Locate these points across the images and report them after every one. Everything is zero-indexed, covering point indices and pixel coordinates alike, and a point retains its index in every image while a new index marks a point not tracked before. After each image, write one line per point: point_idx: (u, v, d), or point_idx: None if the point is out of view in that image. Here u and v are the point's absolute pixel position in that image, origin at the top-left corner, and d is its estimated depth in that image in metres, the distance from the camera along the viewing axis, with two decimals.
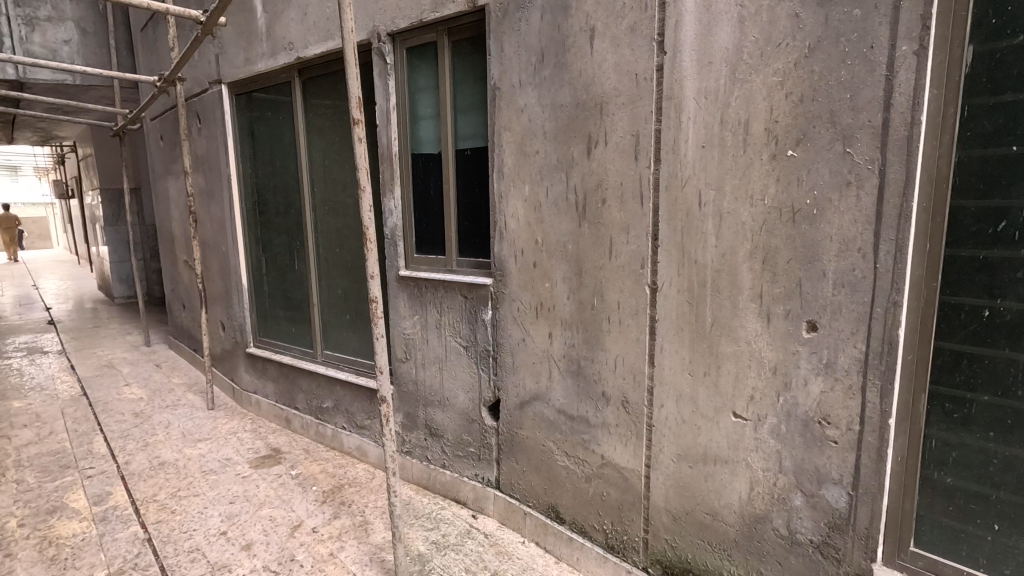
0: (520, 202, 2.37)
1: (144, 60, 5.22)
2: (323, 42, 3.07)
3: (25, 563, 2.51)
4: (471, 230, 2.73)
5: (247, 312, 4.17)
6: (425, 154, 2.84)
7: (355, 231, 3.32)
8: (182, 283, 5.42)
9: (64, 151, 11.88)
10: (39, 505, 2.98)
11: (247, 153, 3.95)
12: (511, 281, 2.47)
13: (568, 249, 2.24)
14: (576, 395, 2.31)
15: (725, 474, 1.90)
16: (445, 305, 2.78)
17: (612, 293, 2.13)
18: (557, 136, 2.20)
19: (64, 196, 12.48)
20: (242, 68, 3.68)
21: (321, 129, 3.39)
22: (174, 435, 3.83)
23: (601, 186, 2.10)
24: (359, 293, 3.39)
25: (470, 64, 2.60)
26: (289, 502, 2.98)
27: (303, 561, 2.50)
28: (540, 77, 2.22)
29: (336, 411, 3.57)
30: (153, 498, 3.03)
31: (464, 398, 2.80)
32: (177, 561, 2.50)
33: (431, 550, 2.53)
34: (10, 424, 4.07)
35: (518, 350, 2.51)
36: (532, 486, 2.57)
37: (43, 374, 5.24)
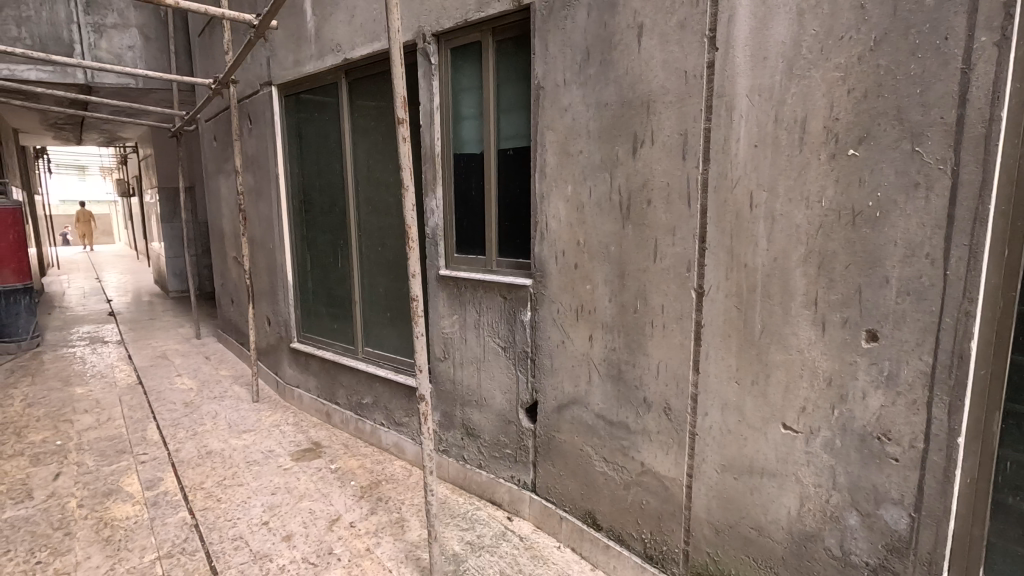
0: (562, 203, 2.34)
1: (200, 64, 5.45)
2: (370, 43, 3.12)
3: (83, 542, 2.64)
4: (512, 230, 2.72)
5: (292, 308, 4.28)
6: (467, 154, 2.84)
7: (396, 230, 3.35)
8: (230, 279, 5.61)
9: (127, 151, 12.59)
10: (97, 488, 3.13)
11: (294, 153, 4.05)
12: (551, 283, 2.44)
13: (610, 251, 2.20)
14: (616, 400, 2.26)
15: (773, 488, 1.82)
16: (484, 306, 2.78)
17: (656, 296, 2.07)
18: (601, 135, 2.16)
19: (126, 194, 13.22)
20: (291, 69, 3.78)
21: (365, 129, 3.44)
22: (221, 425, 3.97)
23: (646, 185, 2.04)
24: (399, 291, 3.42)
25: (513, 63, 2.59)
26: (328, 495, 3.04)
27: (341, 554, 2.53)
28: (585, 75, 2.18)
29: (374, 407, 3.62)
30: (200, 485, 3.14)
31: (502, 399, 2.79)
32: (222, 548, 2.58)
33: (466, 550, 2.53)
34: (73, 409, 4.30)
35: (557, 352, 2.47)
36: (568, 490, 2.53)
37: (102, 362, 5.54)
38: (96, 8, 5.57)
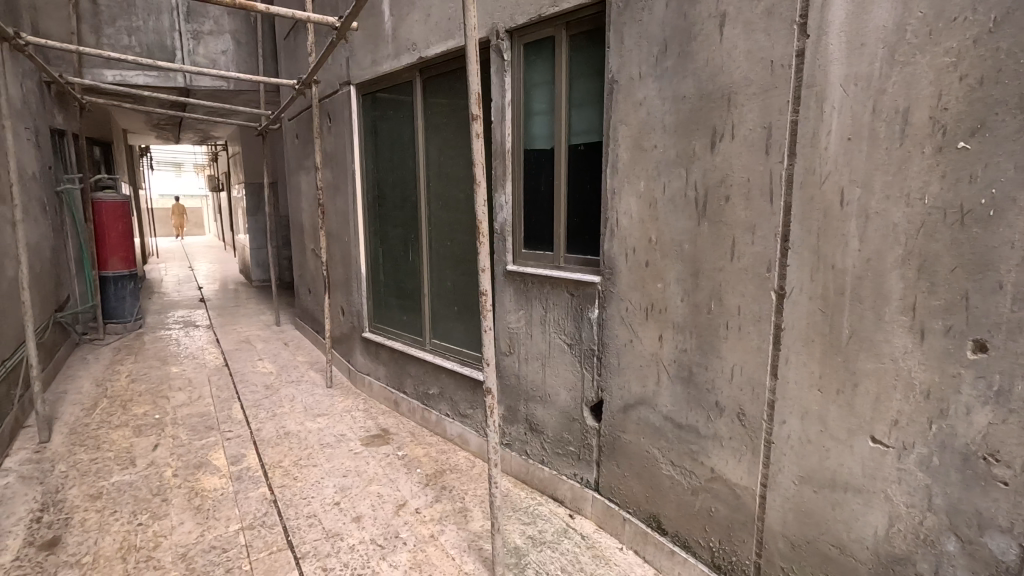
0: (634, 199, 2.29)
1: (284, 66, 5.77)
2: (444, 41, 3.18)
3: (177, 508, 2.87)
4: (581, 226, 2.69)
5: (365, 299, 4.46)
6: (538, 150, 2.84)
7: (465, 225, 3.41)
8: (308, 270, 5.91)
9: (217, 149, 13.56)
10: (189, 459, 3.40)
11: (369, 150, 4.21)
12: (621, 281, 2.39)
13: (684, 249, 2.13)
14: (686, 403, 2.20)
15: (858, 505, 1.70)
16: (551, 302, 2.77)
17: (731, 296, 1.99)
18: (677, 130, 2.09)
19: (215, 189, 14.25)
20: (369, 69, 3.93)
21: (437, 126, 3.52)
22: (297, 408, 4.20)
23: (725, 181, 1.96)
24: (467, 286, 3.48)
25: (586, 58, 2.57)
26: (395, 481, 3.15)
27: (406, 539, 2.62)
28: (662, 68, 2.12)
29: (440, 398, 3.70)
30: (279, 463, 3.34)
31: (567, 396, 2.77)
32: (298, 524, 2.73)
33: (527, 545, 2.54)
34: (169, 386, 4.69)
35: (624, 351, 2.43)
36: (633, 492, 2.48)
37: (194, 344, 6.00)
38: (195, 16, 6.01)
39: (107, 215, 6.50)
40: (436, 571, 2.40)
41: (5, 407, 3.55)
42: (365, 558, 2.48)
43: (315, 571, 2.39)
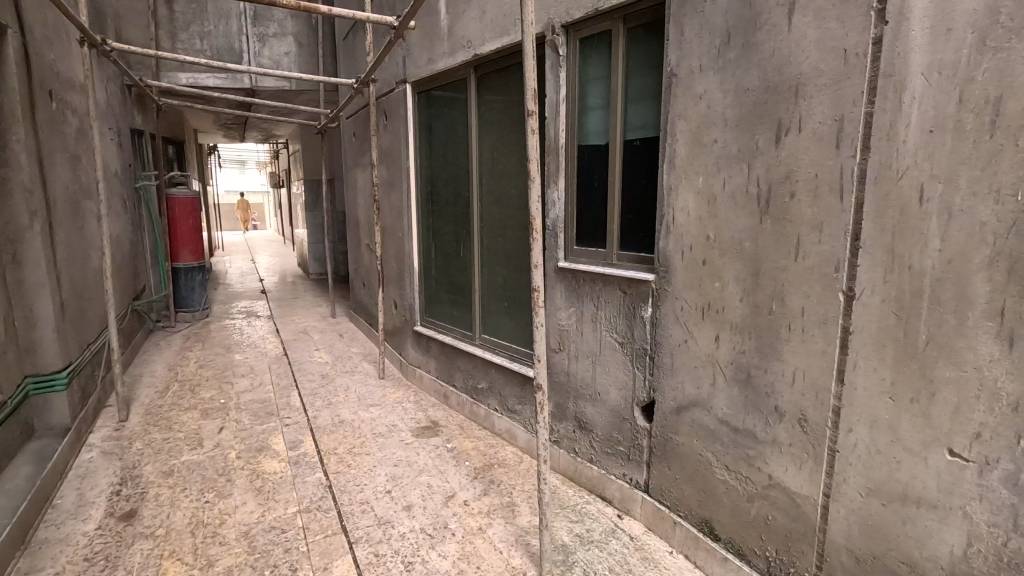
0: (691, 195, 2.23)
1: (343, 65, 5.94)
2: (499, 38, 3.19)
3: (241, 488, 3.03)
4: (635, 222, 2.65)
5: (417, 293, 4.55)
6: (592, 146, 2.81)
7: (516, 221, 3.42)
8: (363, 264, 6.09)
9: (279, 147, 14.17)
10: (251, 443, 3.57)
11: (423, 147, 4.28)
12: (676, 279, 2.34)
13: (744, 248, 2.06)
14: (743, 406, 2.13)
15: (932, 521, 1.60)
16: (603, 299, 2.74)
17: (795, 297, 1.91)
18: (740, 124, 2.02)
19: (277, 185, 14.91)
20: (424, 67, 3.99)
21: (490, 122, 3.54)
22: (351, 398, 4.33)
23: (790, 177, 1.88)
24: (517, 282, 3.49)
25: (644, 51, 2.51)
26: (444, 472, 3.20)
27: (455, 530, 2.66)
28: (725, 59, 2.05)
29: (489, 392, 3.74)
30: (334, 451, 3.46)
31: (617, 395, 2.74)
32: (352, 510, 2.82)
33: (575, 543, 2.53)
34: (233, 373, 4.94)
35: (679, 351, 2.37)
36: (684, 495, 2.43)
37: (256, 334, 6.29)
38: (261, 19, 6.28)
39: (178, 210, 6.89)
40: (484, 563, 2.43)
41: (89, 387, 3.84)
42: (414, 546, 2.54)
43: (367, 556, 2.46)
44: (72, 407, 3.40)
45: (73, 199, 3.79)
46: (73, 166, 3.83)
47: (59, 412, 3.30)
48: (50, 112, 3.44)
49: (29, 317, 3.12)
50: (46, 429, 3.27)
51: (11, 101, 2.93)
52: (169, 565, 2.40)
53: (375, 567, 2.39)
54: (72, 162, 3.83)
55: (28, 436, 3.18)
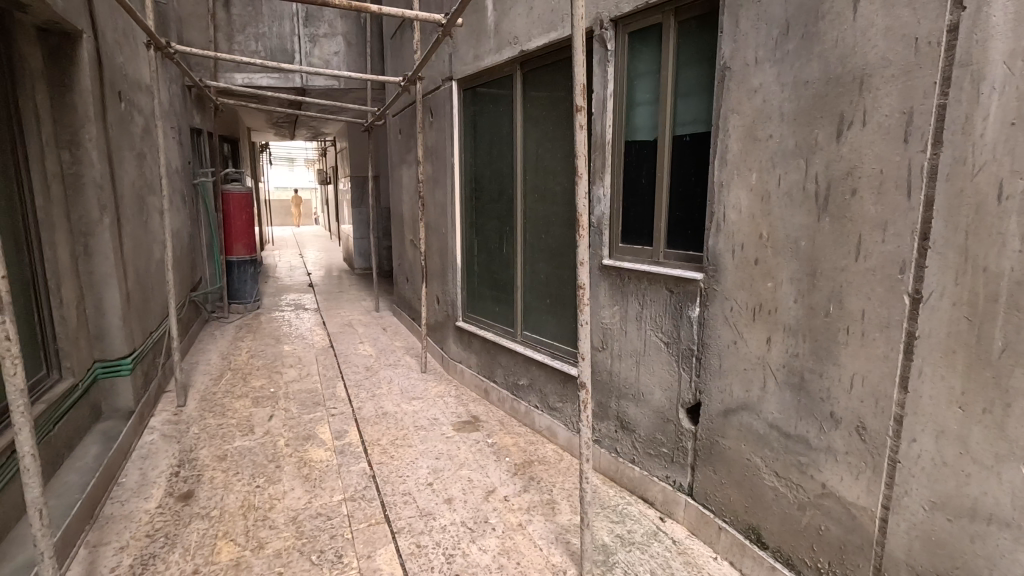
0: (744, 192, 2.16)
1: (391, 63, 6.04)
2: (546, 34, 3.18)
3: (289, 475, 3.13)
4: (683, 220, 2.59)
5: (460, 289, 4.60)
6: (640, 141, 2.77)
7: (561, 217, 3.39)
8: (407, 259, 6.19)
9: (326, 145, 14.57)
10: (299, 431, 3.69)
11: (468, 144, 4.31)
12: (726, 279, 2.28)
13: (800, 247, 1.98)
14: (796, 410, 2.05)
15: (1005, 540, 1.51)
16: (648, 298, 2.69)
17: (855, 299, 1.82)
18: (798, 118, 1.94)
19: (324, 181, 15.35)
20: (471, 64, 4.01)
21: (536, 118, 3.52)
22: (394, 390, 4.42)
23: (852, 173, 1.80)
24: (560, 279, 3.47)
25: (696, 44, 2.45)
26: (485, 467, 3.22)
27: (495, 525, 2.67)
28: (783, 51, 1.98)
29: (530, 389, 3.73)
30: (377, 442, 3.53)
31: (662, 396, 2.69)
32: (394, 500, 2.88)
33: (615, 543, 2.50)
34: (282, 363, 5.11)
35: (727, 353, 2.31)
36: (730, 500, 2.36)
37: (304, 326, 6.49)
38: (313, 20, 6.46)
39: (233, 205, 7.18)
40: (525, 559, 2.43)
41: (151, 372, 4.06)
42: (455, 539, 2.57)
43: (409, 546, 2.51)
44: (136, 391, 3.60)
45: (139, 194, 4.00)
46: (139, 163, 4.04)
47: (124, 396, 3.50)
48: (119, 112, 3.64)
49: (98, 306, 3.32)
50: (112, 411, 3.47)
51: (84, 102, 3.11)
52: (223, 545, 2.51)
53: (416, 557, 2.43)
54: (138, 159, 4.04)
55: (97, 417, 3.38)
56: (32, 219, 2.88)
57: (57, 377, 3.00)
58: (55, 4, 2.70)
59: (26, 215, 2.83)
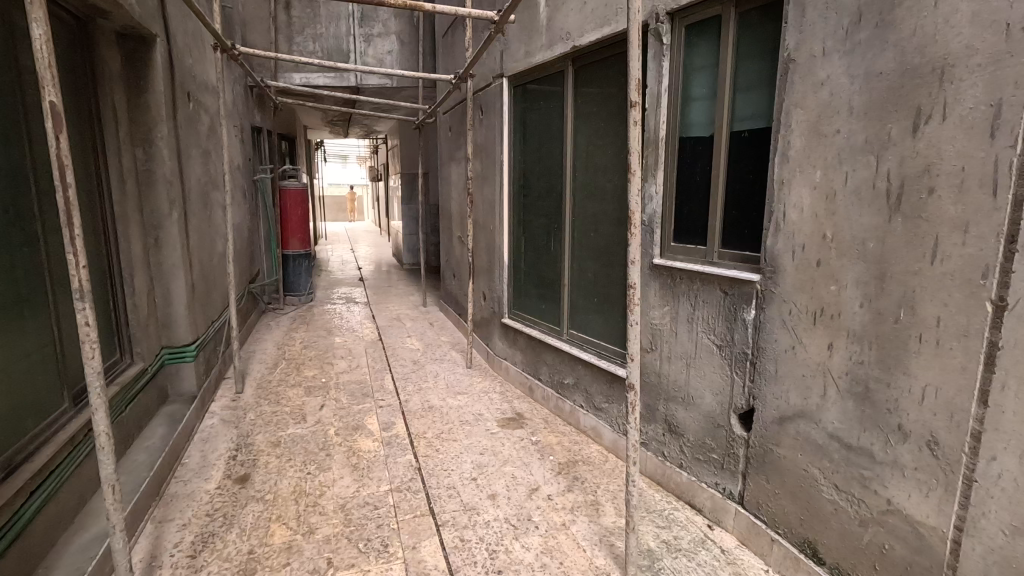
0: (806, 189, 2.06)
1: (442, 61, 6.11)
2: (600, 28, 3.13)
3: (339, 463, 3.23)
4: (740, 219, 2.50)
5: (507, 286, 4.61)
6: (695, 138, 2.69)
7: (610, 215, 3.34)
8: (455, 255, 6.25)
9: (379, 142, 14.95)
10: (349, 421, 3.80)
11: (518, 141, 4.30)
12: (784, 281, 2.18)
13: (867, 248, 1.87)
14: (859, 422, 1.94)
15: None
16: (700, 299, 2.62)
17: (929, 305, 1.71)
18: (868, 112, 1.84)
19: (376, 178, 15.76)
20: (522, 61, 4.00)
21: (587, 115, 3.48)
22: (441, 385, 4.48)
23: (928, 171, 1.68)
24: (608, 278, 3.41)
25: (756, 36, 2.36)
26: (529, 465, 3.22)
27: (539, 523, 2.67)
28: (854, 41, 1.87)
29: (575, 388, 3.70)
30: (423, 435, 3.59)
31: (712, 400, 2.60)
32: (439, 493, 2.92)
33: (661, 549, 2.45)
34: (333, 354, 5.27)
35: (784, 358, 2.21)
36: (784, 511, 2.27)
37: (354, 319, 6.67)
38: (368, 20, 6.61)
39: (289, 201, 7.41)
40: (568, 559, 2.41)
41: (213, 359, 4.26)
42: (499, 535, 2.58)
43: (454, 540, 2.53)
44: (198, 377, 3.79)
45: (204, 190, 4.20)
46: (205, 160, 4.25)
47: (188, 381, 3.69)
48: (187, 111, 3.83)
49: (166, 295, 3.51)
50: (177, 395, 3.67)
51: (157, 103, 3.29)
52: (276, 528, 2.61)
53: (460, 551, 2.46)
54: (204, 156, 4.24)
55: (164, 400, 3.58)
56: (110, 213, 3.07)
57: (129, 361, 3.19)
58: (133, 10, 2.85)
59: (103, 208, 3.02)
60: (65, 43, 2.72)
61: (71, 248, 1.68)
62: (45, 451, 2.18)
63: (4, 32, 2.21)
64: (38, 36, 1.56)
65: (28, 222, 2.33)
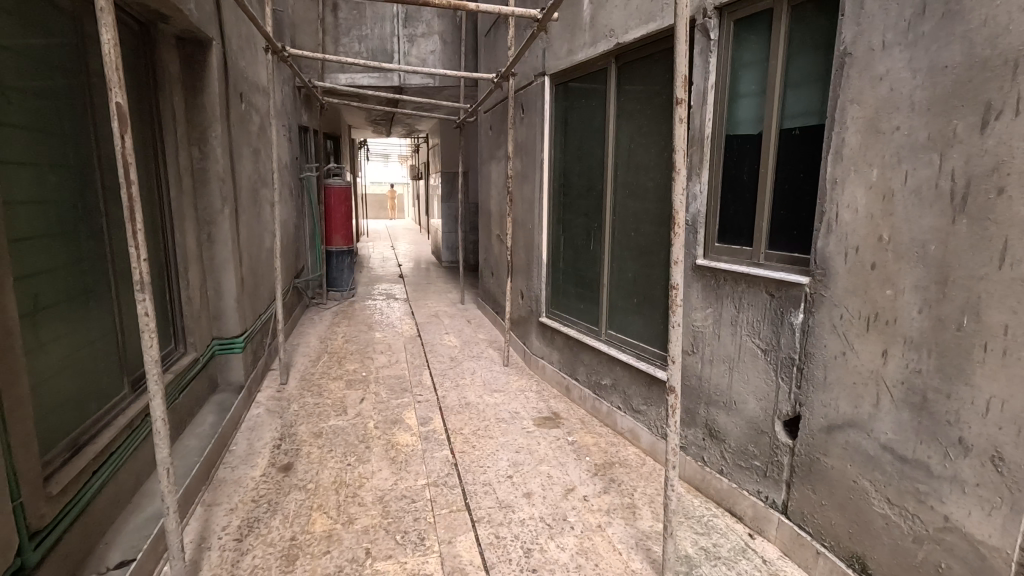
0: (862, 189, 1.97)
1: (484, 61, 6.14)
2: (644, 25, 3.08)
3: (377, 456, 3.29)
4: (788, 220, 2.42)
5: (545, 285, 4.60)
6: (742, 136, 2.61)
7: (652, 214, 3.29)
8: (493, 253, 6.28)
9: (420, 142, 15.19)
10: (388, 415, 3.87)
11: (559, 139, 4.29)
12: (835, 284, 2.09)
13: (928, 251, 1.79)
14: (915, 433, 1.85)
15: None
16: (745, 302, 2.54)
17: (996, 311, 1.63)
18: (932, 108, 1.75)
19: (416, 177, 15.98)
20: (564, 59, 3.98)
21: (629, 112, 3.43)
22: (478, 382, 4.51)
23: (998, 170, 1.59)
24: (649, 278, 3.36)
25: (810, 29, 2.28)
26: (565, 465, 3.21)
27: (574, 524, 2.65)
28: (916, 33, 1.78)
29: (613, 389, 3.66)
30: (460, 431, 3.62)
31: (756, 406, 2.53)
32: (476, 489, 2.94)
33: (700, 555, 2.40)
34: (373, 349, 5.38)
35: (833, 364, 2.13)
36: (831, 523, 2.18)
37: (394, 315, 6.78)
38: (412, 21, 6.71)
39: (334, 199, 7.59)
40: (603, 561, 2.39)
41: (259, 351, 4.42)
42: (534, 534, 2.58)
43: (489, 536, 2.55)
44: (246, 368, 3.94)
45: (254, 188, 4.35)
46: (255, 159, 4.41)
47: (236, 371, 3.84)
48: (239, 112, 3.98)
49: (218, 289, 3.65)
50: (226, 384, 3.82)
51: (212, 103, 3.43)
52: (317, 517, 2.68)
53: (495, 548, 2.47)
54: (254, 155, 4.40)
55: (213, 388, 3.74)
56: (168, 209, 3.22)
57: (183, 351, 3.33)
58: (192, 15, 2.98)
59: (162, 205, 3.17)
60: (130, 47, 2.86)
61: (133, 241, 1.77)
62: (107, 433, 2.30)
63: (75, 37, 2.34)
64: (106, 41, 1.65)
65: (95, 217, 2.47)
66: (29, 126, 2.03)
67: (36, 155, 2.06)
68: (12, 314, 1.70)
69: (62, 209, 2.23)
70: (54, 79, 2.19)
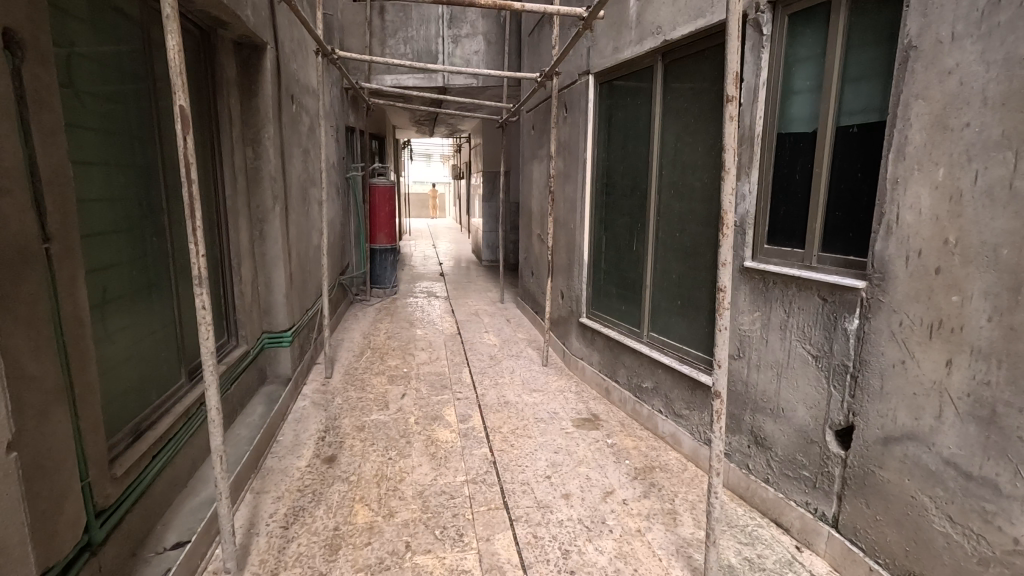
0: (926, 189, 1.87)
1: (528, 60, 6.14)
2: (693, 21, 3.02)
3: (418, 451, 3.34)
4: (844, 221, 2.32)
5: (586, 285, 4.57)
6: (795, 134, 2.52)
7: (698, 215, 3.21)
8: (534, 253, 6.27)
9: (461, 142, 15.34)
10: (428, 411, 3.92)
11: (602, 138, 4.25)
12: (895, 289, 1.99)
13: (999, 255, 1.68)
14: (982, 448, 1.75)
15: None
16: (796, 306, 2.45)
17: None
18: (1007, 103, 1.64)
19: (457, 177, 16.15)
20: (609, 57, 3.94)
21: (676, 111, 3.37)
22: (517, 381, 4.52)
23: None
24: (694, 280, 3.28)
25: (871, 22, 2.18)
26: (604, 467, 3.18)
27: (613, 527, 2.62)
28: (990, 24, 1.67)
29: (654, 392, 3.60)
30: (498, 429, 3.64)
31: (806, 414, 2.44)
32: (514, 488, 2.95)
33: (743, 566, 2.33)
34: (413, 345, 5.46)
35: (891, 373, 2.03)
36: (887, 540, 2.08)
37: (434, 312, 6.87)
38: (456, 22, 6.80)
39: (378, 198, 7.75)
40: (642, 566, 2.36)
41: (306, 345, 4.56)
42: (572, 535, 2.56)
43: (527, 535, 2.55)
44: (293, 361, 4.07)
45: (303, 187, 4.49)
46: (305, 159, 4.55)
47: (284, 364, 3.97)
48: (291, 113, 4.11)
49: (268, 284, 3.79)
50: (274, 376, 3.96)
51: (266, 106, 3.55)
52: (359, 508, 2.74)
53: (533, 547, 2.47)
54: (304, 155, 4.54)
55: (263, 380, 3.88)
56: (224, 207, 3.36)
57: (235, 343, 3.47)
58: (248, 20, 3.10)
59: (219, 203, 3.31)
60: (191, 52, 2.99)
61: (193, 238, 1.86)
62: (166, 419, 2.42)
63: (142, 43, 2.47)
64: (171, 46, 1.73)
65: (158, 214, 2.60)
66: (102, 129, 2.16)
67: (106, 156, 2.18)
68: (84, 305, 1.81)
69: (129, 206, 2.35)
70: (124, 84, 2.31)
